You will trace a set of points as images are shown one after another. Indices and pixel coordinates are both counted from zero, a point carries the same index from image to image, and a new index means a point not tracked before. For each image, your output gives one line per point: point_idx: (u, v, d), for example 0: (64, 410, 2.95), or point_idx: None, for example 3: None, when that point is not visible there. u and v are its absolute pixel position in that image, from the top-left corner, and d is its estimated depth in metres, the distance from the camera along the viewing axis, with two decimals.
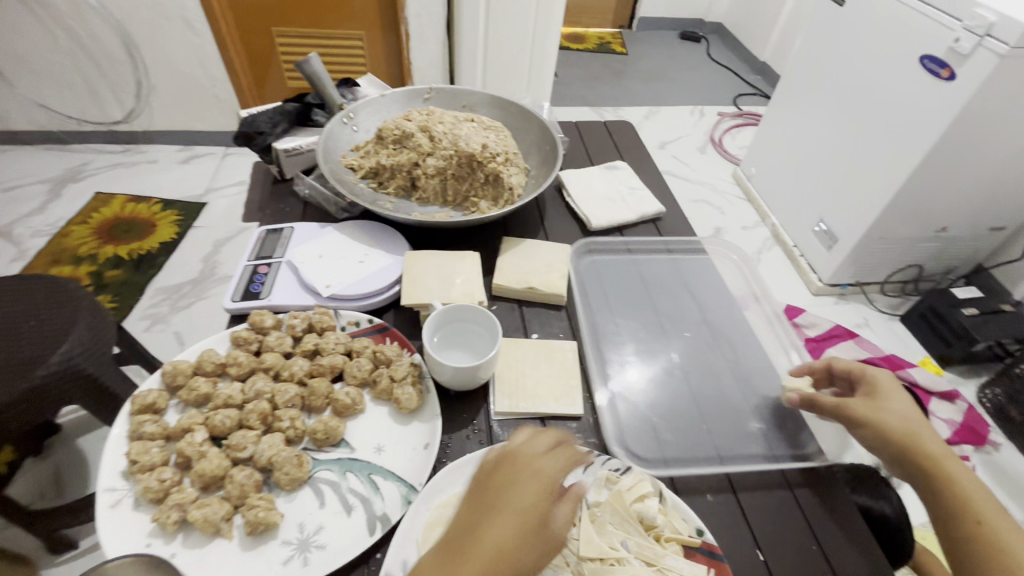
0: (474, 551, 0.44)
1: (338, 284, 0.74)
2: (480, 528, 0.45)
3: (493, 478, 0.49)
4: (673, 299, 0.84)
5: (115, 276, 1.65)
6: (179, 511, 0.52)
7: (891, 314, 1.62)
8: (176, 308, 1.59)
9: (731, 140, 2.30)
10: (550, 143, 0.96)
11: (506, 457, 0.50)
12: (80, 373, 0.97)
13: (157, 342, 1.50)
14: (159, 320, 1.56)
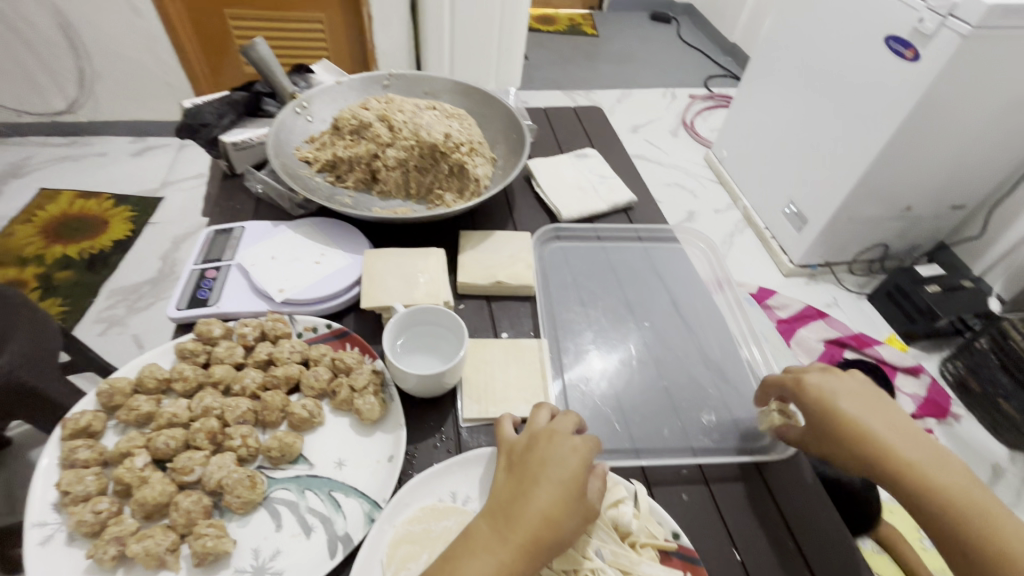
0: (517, 524, 0.45)
1: (292, 287, 0.70)
2: (521, 500, 0.47)
3: (530, 455, 0.50)
4: (642, 289, 0.82)
5: (65, 277, 1.55)
6: (118, 545, 0.48)
7: (857, 293, 1.64)
8: (134, 310, 1.51)
9: (703, 123, 2.29)
10: (517, 132, 0.92)
11: (539, 436, 0.52)
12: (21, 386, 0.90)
13: (113, 347, 1.42)
14: (115, 323, 1.47)
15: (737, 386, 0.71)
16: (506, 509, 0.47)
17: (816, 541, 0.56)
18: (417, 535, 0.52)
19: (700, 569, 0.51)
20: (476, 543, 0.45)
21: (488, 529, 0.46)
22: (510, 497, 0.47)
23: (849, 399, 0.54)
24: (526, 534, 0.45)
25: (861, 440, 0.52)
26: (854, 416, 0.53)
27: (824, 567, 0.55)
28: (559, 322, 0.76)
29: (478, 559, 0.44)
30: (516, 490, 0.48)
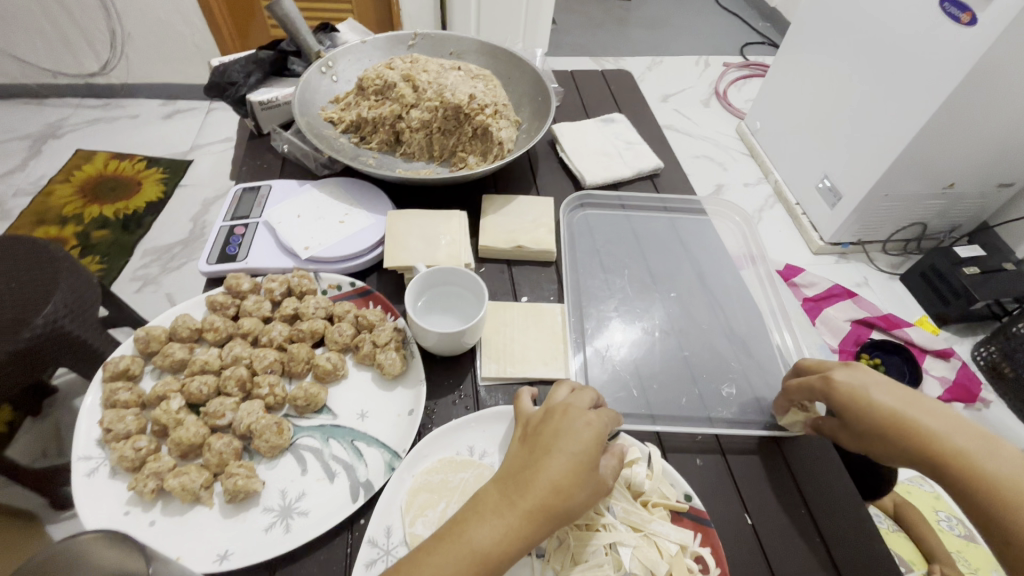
0: (527, 492, 0.44)
1: (317, 245, 0.71)
2: (534, 469, 0.45)
3: (545, 426, 0.48)
4: (666, 257, 0.80)
5: (102, 237, 1.61)
6: (156, 480, 0.51)
7: (890, 273, 1.59)
8: (167, 269, 1.56)
9: (737, 93, 2.19)
10: (543, 95, 0.90)
11: (555, 409, 0.50)
12: (65, 335, 0.95)
13: (147, 304, 1.49)
14: (150, 282, 1.53)
15: (762, 360, 0.69)
16: (517, 476, 0.45)
17: (829, 510, 0.57)
18: (435, 484, 0.54)
19: (710, 530, 0.52)
20: (485, 509, 0.44)
21: (498, 495, 0.45)
22: (522, 465, 0.46)
23: (884, 391, 0.51)
24: (536, 503, 0.43)
25: (901, 428, 0.49)
26: (895, 407, 0.50)
27: (835, 535, 0.55)
28: (581, 288, 0.75)
29: (485, 523, 0.43)
30: (529, 458, 0.46)
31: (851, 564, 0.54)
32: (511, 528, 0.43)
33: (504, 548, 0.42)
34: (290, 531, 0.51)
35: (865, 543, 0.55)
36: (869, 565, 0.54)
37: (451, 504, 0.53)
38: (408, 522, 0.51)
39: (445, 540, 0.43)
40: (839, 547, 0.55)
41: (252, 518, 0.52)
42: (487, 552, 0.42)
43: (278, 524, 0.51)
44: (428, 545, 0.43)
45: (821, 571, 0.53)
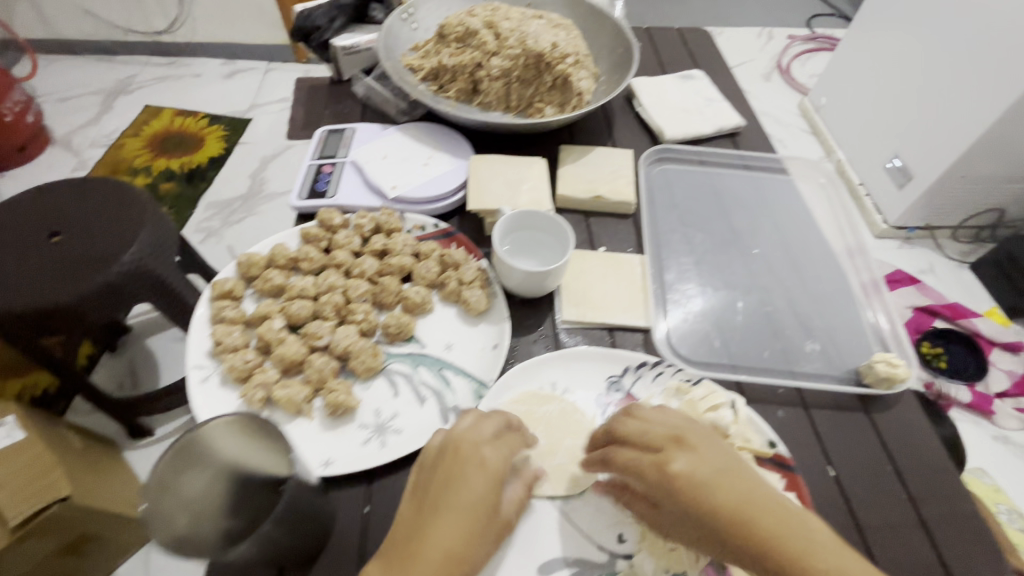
0: (466, 492, 0.43)
1: (404, 185, 0.73)
2: (423, 532, 0.42)
3: (435, 477, 0.45)
4: (747, 215, 0.79)
5: (168, 189, 1.60)
6: (264, 390, 0.55)
7: (958, 261, 1.38)
8: (228, 223, 1.54)
9: (800, 67, 1.85)
10: (624, 46, 0.88)
11: (447, 450, 0.46)
12: (151, 278, 0.87)
13: (211, 255, 1.48)
14: (212, 234, 1.52)
15: (849, 320, 0.68)
16: (402, 543, 0.42)
17: (916, 469, 0.56)
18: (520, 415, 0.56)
19: (795, 476, 0.53)
20: (433, 514, 0.43)
21: (439, 498, 0.43)
22: (445, 470, 0.45)
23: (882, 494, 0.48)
24: (479, 502, 0.43)
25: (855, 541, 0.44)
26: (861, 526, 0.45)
27: (922, 492, 0.54)
28: (661, 240, 0.75)
29: (447, 527, 0.42)
30: (444, 464, 0.45)
31: (940, 521, 0.53)
32: (473, 527, 0.43)
33: (466, 550, 0.42)
34: (386, 447, 0.53)
35: (954, 502, 0.54)
36: (959, 523, 0.53)
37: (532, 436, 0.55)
38: None
39: (413, 556, 0.41)
40: (928, 505, 0.54)
41: (350, 432, 0.54)
42: (449, 558, 0.41)
43: (374, 439, 0.54)
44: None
45: (909, 526, 0.52)
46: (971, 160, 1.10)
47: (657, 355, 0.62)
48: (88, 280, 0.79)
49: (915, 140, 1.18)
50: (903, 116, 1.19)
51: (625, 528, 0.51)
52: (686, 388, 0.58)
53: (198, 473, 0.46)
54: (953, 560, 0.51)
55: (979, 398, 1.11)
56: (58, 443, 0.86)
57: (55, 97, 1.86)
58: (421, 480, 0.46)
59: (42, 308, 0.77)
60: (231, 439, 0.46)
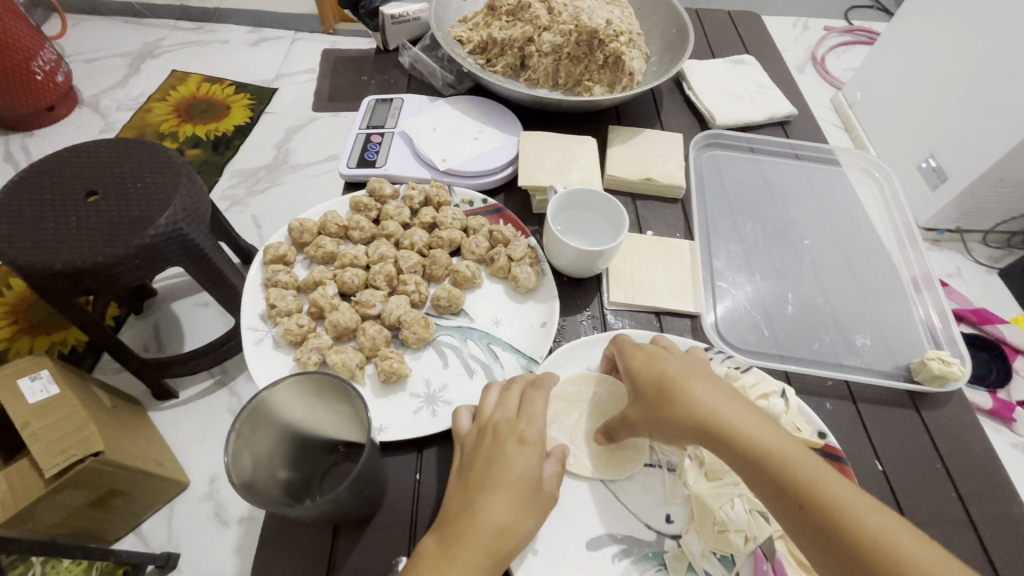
0: (509, 471, 0.43)
1: (454, 158, 0.72)
2: (470, 512, 0.42)
3: (478, 455, 0.45)
4: (796, 206, 0.78)
5: (194, 155, 1.53)
6: (318, 354, 0.56)
7: (986, 266, 1.34)
8: (253, 192, 1.49)
9: (836, 61, 1.77)
10: (678, 26, 0.86)
11: (487, 429, 0.47)
12: (187, 244, 0.81)
13: (235, 225, 1.43)
14: (236, 203, 1.47)
15: (902, 320, 0.67)
16: (453, 523, 0.42)
17: (964, 467, 0.56)
18: (570, 395, 0.56)
19: (846, 468, 0.52)
20: (480, 494, 0.43)
21: (476, 479, 0.44)
22: (484, 452, 0.45)
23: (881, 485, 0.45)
24: (519, 480, 0.43)
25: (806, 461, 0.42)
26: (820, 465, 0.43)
27: (971, 493, 0.54)
28: (710, 227, 0.74)
29: (497, 506, 0.42)
30: (483, 446, 0.45)
31: (987, 521, 0.53)
32: (523, 502, 0.43)
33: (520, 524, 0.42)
34: (437, 416, 0.54)
35: (1002, 503, 0.54)
36: (1007, 525, 0.53)
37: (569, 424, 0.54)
38: (556, 432, 0.54)
39: (467, 534, 0.41)
40: (975, 503, 0.53)
41: (401, 401, 0.55)
42: (502, 533, 0.41)
43: (425, 408, 0.54)
44: (437, 555, 0.40)
45: (956, 523, 0.52)
46: (1013, 165, 1.05)
47: (706, 342, 0.62)
48: (128, 241, 0.74)
49: (954, 142, 1.13)
50: (945, 116, 1.15)
51: (673, 509, 0.51)
52: (736, 374, 0.57)
53: (268, 432, 0.44)
54: (1001, 561, 0.50)
55: (1000, 406, 1.09)
56: (90, 400, 0.85)
57: (83, 58, 1.79)
58: (459, 465, 0.47)
59: (80, 268, 0.73)
60: (300, 400, 0.45)
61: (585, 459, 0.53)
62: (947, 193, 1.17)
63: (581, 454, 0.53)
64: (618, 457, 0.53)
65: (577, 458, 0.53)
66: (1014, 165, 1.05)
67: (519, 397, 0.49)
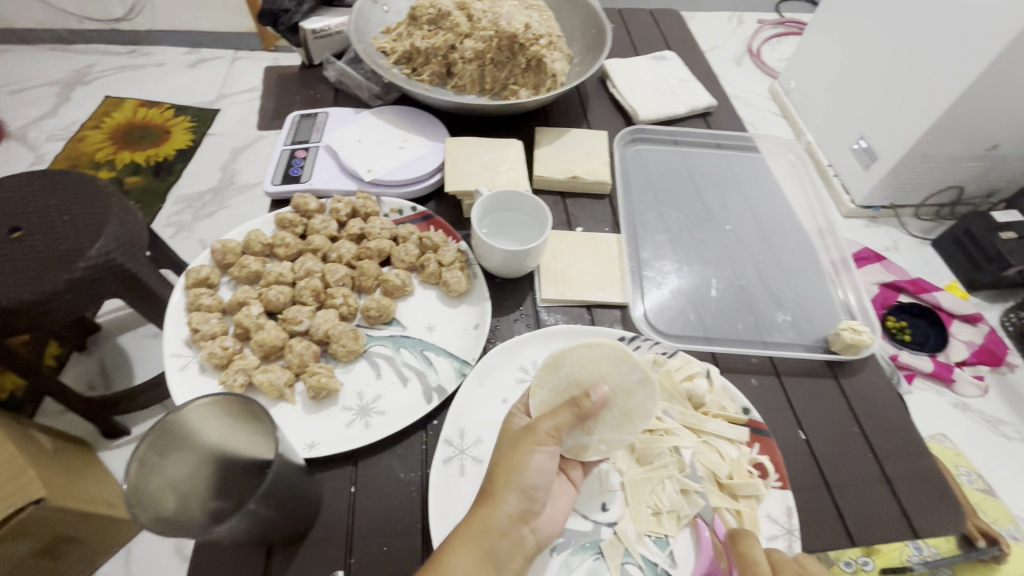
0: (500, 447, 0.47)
1: (380, 168, 0.73)
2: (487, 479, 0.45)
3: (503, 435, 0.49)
4: (720, 194, 0.82)
5: (134, 182, 1.48)
6: (244, 375, 0.55)
7: (920, 238, 1.39)
8: (200, 216, 1.46)
9: (770, 51, 1.83)
10: (597, 27, 0.88)
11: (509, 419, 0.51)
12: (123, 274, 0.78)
13: (183, 251, 1.39)
14: (182, 228, 1.43)
15: (818, 296, 0.71)
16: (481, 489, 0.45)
17: (880, 430, 0.59)
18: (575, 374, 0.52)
19: (768, 440, 0.54)
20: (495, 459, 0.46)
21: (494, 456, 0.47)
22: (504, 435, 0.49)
23: None
24: (517, 429, 0.48)
25: None
26: None
27: (886, 452, 0.57)
28: (637, 220, 0.77)
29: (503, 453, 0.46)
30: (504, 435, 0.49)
31: (902, 476, 0.56)
32: (515, 442, 0.47)
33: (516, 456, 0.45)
34: (370, 427, 0.54)
35: (915, 458, 0.57)
36: (920, 479, 0.56)
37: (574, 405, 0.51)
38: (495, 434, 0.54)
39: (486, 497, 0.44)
40: (891, 461, 0.57)
41: (333, 416, 0.55)
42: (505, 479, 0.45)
43: (358, 421, 0.54)
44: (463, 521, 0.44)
45: (874, 481, 0.55)
46: (930, 141, 1.11)
47: (634, 329, 0.64)
48: (55, 276, 0.71)
49: (878, 123, 1.19)
50: (868, 99, 1.21)
51: (609, 498, 0.52)
52: (663, 359, 0.59)
53: (183, 457, 0.43)
54: (914, 513, 0.54)
55: (941, 368, 1.15)
56: (29, 445, 0.81)
57: (7, 89, 1.70)
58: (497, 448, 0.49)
59: (4, 308, 0.69)
60: (214, 421, 0.44)
61: (610, 437, 0.51)
62: (878, 171, 1.23)
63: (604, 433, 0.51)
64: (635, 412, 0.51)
65: (605, 443, 0.51)
66: (932, 142, 1.11)
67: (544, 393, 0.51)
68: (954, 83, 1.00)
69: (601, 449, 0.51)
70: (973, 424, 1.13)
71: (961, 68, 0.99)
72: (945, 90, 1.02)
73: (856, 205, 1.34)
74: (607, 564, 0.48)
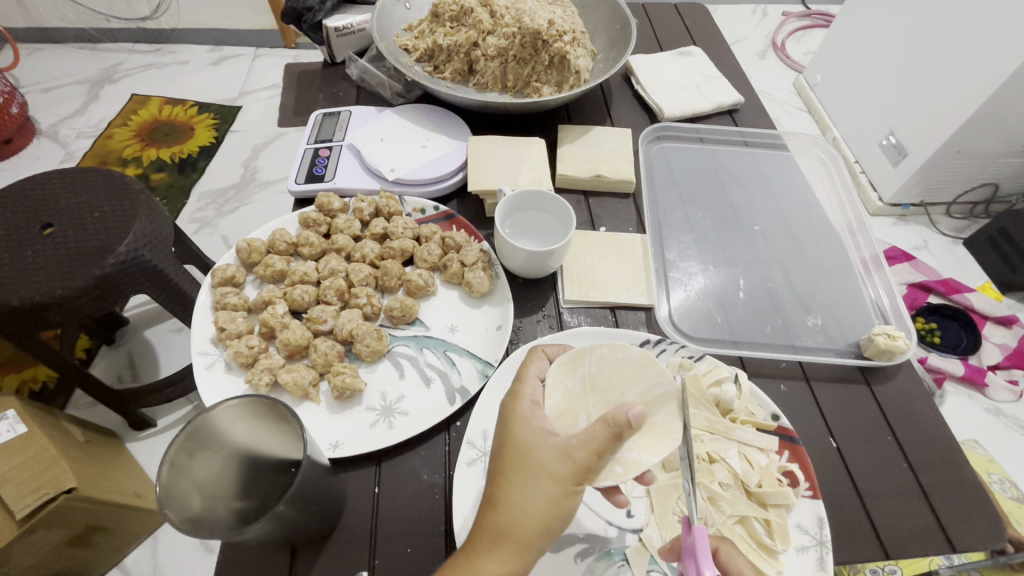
0: (519, 470, 0.42)
1: (402, 167, 0.73)
2: (504, 513, 0.41)
3: (506, 451, 0.43)
4: (748, 193, 0.81)
5: (160, 179, 1.51)
6: (270, 374, 0.55)
7: (951, 237, 1.34)
8: (223, 212, 1.48)
9: (796, 45, 1.78)
10: (621, 22, 0.86)
11: (509, 425, 0.44)
12: (151, 271, 0.79)
13: (206, 247, 1.41)
14: (206, 225, 1.45)
15: (852, 301, 0.69)
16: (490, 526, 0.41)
17: (916, 439, 0.57)
18: (604, 360, 0.48)
19: (799, 447, 0.53)
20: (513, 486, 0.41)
21: (505, 483, 0.42)
22: (507, 455, 0.43)
23: None
24: (538, 448, 0.42)
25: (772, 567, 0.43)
26: None
27: (922, 464, 0.55)
28: (661, 219, 0.76)
29: (525, 485, 0.41)
30: (506, 455, 0.43)
31: (939, 488, 0.54)
32: (542, 472, 0.41)
33: (562, 500, 0.41)
34: (394, 428, 0.54)
35: (952, 469, 0.55)
36: (958, 490, 0.54)
37: (591, 408, 0.46)
38: None
39: (499, 535, 0.40)
40: (927, 473, 0.55)
41: (357, 416, 0.55)
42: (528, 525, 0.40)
43: (381, 421, 0.54)
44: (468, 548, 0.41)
45: (908, 492, 0.53)
46: (967, 139, 1.07)
47: (659, 333, 0.63)
48: (87, 272, 0.73)
49: (912, 119, 1.15)
50: (900, 94, 1.17)
51: (633, 503, 0.51)
52: (689, 363, 0.57)
53: (210, 457, 0.44)
54: (952, 526, 0.52)
55: (972, 371, 1.11)
56: (62, 437, 0.82)
57: (39, 87, 1.74)
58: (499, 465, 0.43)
59: (39, 303, 0.71)
60: (242, 422, 0.44)
61: (633, 456, 0.43)
62: (909, 168, 1.19)
63: (624, 452, 0.44)
64: (664, 429, 0.45)
65: (625, 463, 0.43)
66: (968, 138, 1.07)
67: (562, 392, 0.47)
68: (994, 77, 0.96)
69: (618, 471, 0.42)
70: (1008, 430, 1.09)
71: (1000, 62, 0.95)
72: (982, 85, 0.98)
73: (886, 203, 1.30)
74: (632, 571, 0.47)
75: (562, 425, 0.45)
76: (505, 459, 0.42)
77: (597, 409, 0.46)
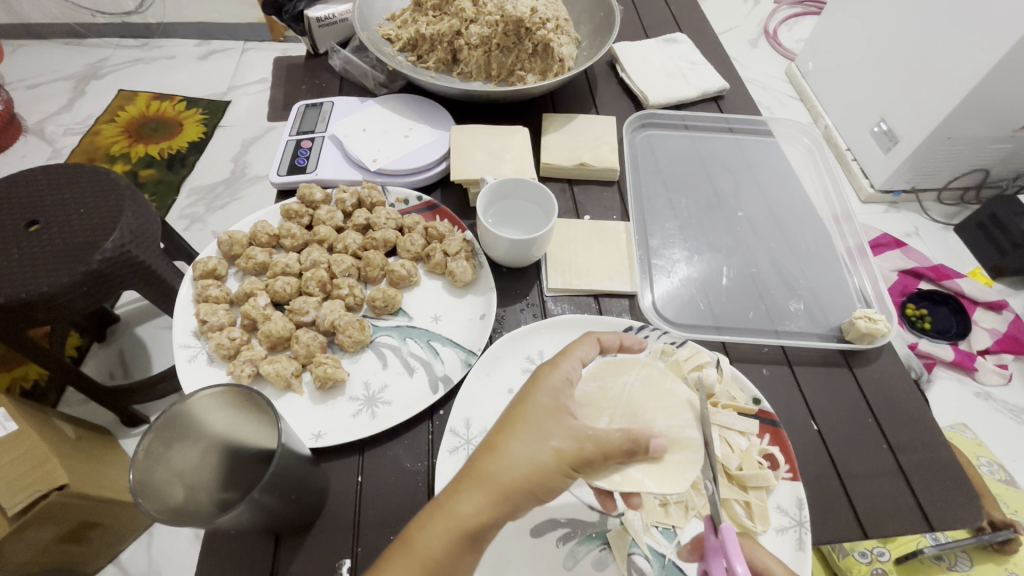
0: (521, 430, 0.41)
1: (385, 157, 0.72)
2: (491, 458, 0.41)
3: (519, 405, 0.43)
4: (734, 179, 0.81)
5: (149, 175, 1.50)
6: (252, 365, 0.55)
7: (942, 224, 1.34)
8: (213, 208, 1.47)
9: (788, 32, 1.77)
10: (605, 9, 0.86)
11: (532, 388, 0.44)
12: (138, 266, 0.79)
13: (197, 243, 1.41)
14: (196, 220, 1.44)
15: (836, 287, 0.69)
16: (472, 469, 0.41)
17: (897, 422, 0.57)
18: (654, 380, 0.49)
19: (780, 430, 0.53)
20: (506, 436, 0.41)
21: (503, 435, 0.42)
22: (518, 410, 0.43)
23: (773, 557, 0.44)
24: (553, 420, 0.42)
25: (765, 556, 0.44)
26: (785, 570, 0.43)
27: (902, 446, 0.56)
28: (646, 207, 0.76)
29: (526, 442, 0.41)
30: (517, 408, 0.43)
31: (918, 470, 0.54)
32: (546, 437, 0.41)
33: (551, 473, 0.40)
34: (376, 418, 0.54)
35: (932, 452, 0.55)
36: (937, 472, 0.54)
37: (616, 415, 0.46)
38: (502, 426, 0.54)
39: (479, 482, 0.40)
40: (907, 454, 0.55)
41: (340, 406, 0.55)
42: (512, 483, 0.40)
43: (364, 411, 0.54)
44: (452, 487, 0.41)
45: (888, 474, 0.54)
46: (956, 124, 1.07)
47: (642, 319, 0.63)
48: (73, 268, 0.72)
49: (901, 105, 1.15)
50: (891, 80, 1.16)
51: None
52: (671, 349, 0.57)
53: (189, 446, 0.44)
54: (930, 508, 0.52)
55: (961, 356, 1.12)
56: (54, 433, 0.82)
57: (25, 84, 1.72)
58: (507, 416, 0.43)
59: (25, 300, 0.71)
60: (221, 412, 0.44)
61: (637, 474, 0.44)
62: (898, 155, 1.19)
63: (631, 467, 0.44)
64: (676, 469, 0.44)
65: (627, 475, 0.43)
66: (956, 124, 1.07)
67: (597, 387, 0.48)
68: (984, 61, 0.96)
69: (616, 479, 0.43)
70: (996, 413, 1.10)
71: (988, 48, 0.95)
72: (971, 71, 0.98)
73: (877, 189, 1.30)
74: (613, 555, 0.48)
75: (584, 413, 0.46)
76: (516, 413, 0.43)
77: (621, 419, 0.46)
